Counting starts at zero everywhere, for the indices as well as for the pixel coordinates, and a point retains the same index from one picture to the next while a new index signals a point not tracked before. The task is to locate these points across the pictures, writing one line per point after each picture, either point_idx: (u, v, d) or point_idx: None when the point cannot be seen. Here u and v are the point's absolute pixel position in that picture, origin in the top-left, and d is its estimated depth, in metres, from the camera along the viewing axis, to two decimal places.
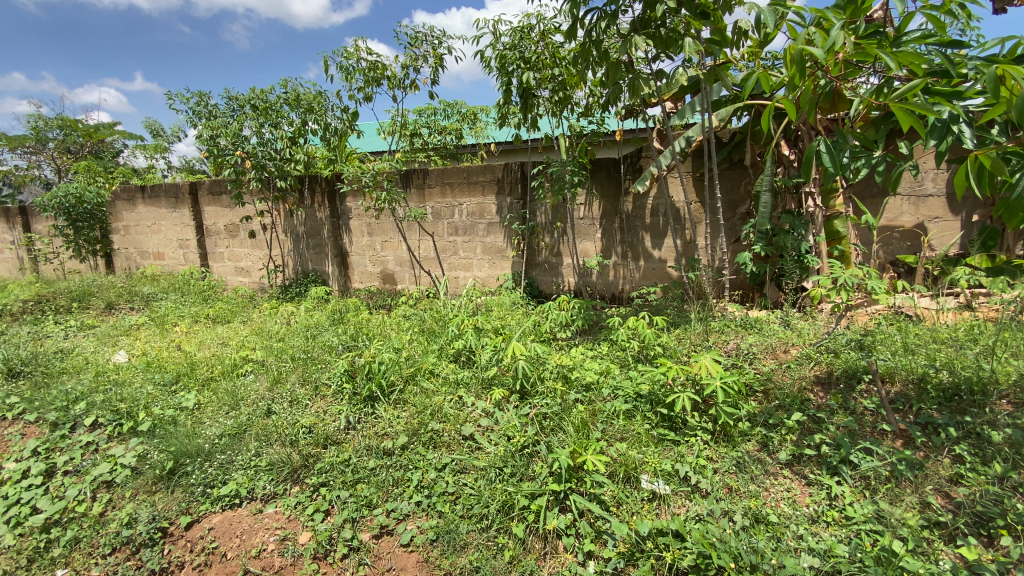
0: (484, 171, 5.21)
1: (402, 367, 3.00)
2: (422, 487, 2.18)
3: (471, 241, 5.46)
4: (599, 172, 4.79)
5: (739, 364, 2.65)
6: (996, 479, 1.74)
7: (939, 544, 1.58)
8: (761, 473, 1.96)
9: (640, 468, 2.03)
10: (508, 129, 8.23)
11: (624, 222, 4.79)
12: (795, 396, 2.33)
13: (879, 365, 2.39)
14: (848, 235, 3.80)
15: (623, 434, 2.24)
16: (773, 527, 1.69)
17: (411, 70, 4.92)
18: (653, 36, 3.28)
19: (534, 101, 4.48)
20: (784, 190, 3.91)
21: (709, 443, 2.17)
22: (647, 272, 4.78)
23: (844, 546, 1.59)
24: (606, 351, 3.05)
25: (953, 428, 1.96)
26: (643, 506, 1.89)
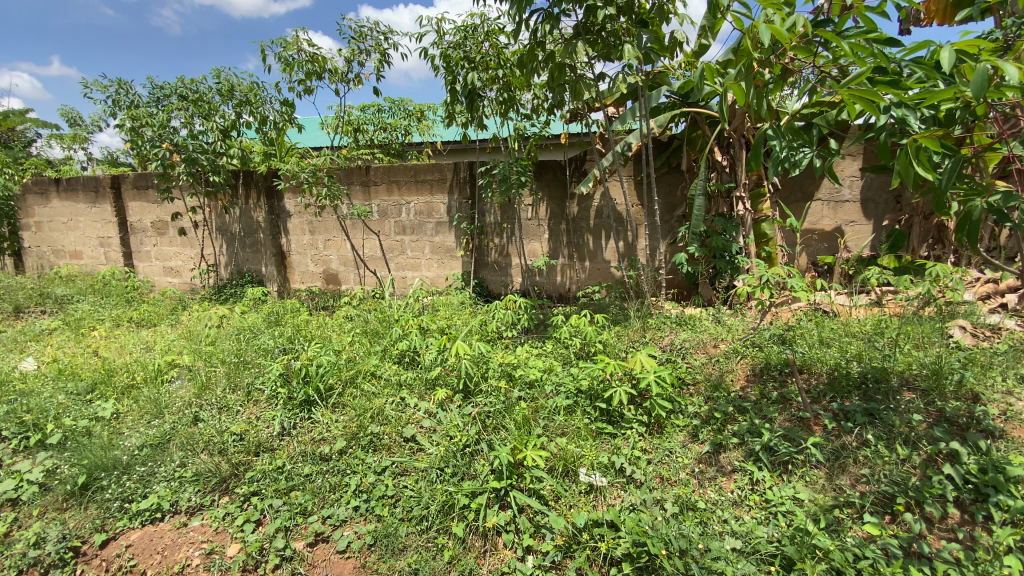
0: (432, 170, 5.15)
1: (342, 370, 2.92)
2: (361, 491, 2.12)
3: (418, 240, 5.38)
4: (545, 174, 4.84)
5: (674, 359, 2.77)
6: (899, 460, 1.90)
7: (848, 522, 1.71)
8: (692, 462, 2.06)
9: (578, 461, 2.08)
10: (456, 128, 8.18)
11: (570, 223, 4.87)
12: (724, 389, 2.46)
13: (798, 357, 2.57)
14: (775, 237, 4.05)
15: (563, 429, 2.29)
16: (700, 513, 1.78)
17: (353, 64, 4.79)
18: (595, 42, 3.35)
19: (480, 101, 4.48)
20: (717, 194, 4.13)
21: (644, 435, 2.26)
22: (592, 273, 4.89)
23: (763, 527, 1.69)
24: (549, 349, 3.10)
25: (861, 414, 2.13)
26: (581, 499, 1.94)
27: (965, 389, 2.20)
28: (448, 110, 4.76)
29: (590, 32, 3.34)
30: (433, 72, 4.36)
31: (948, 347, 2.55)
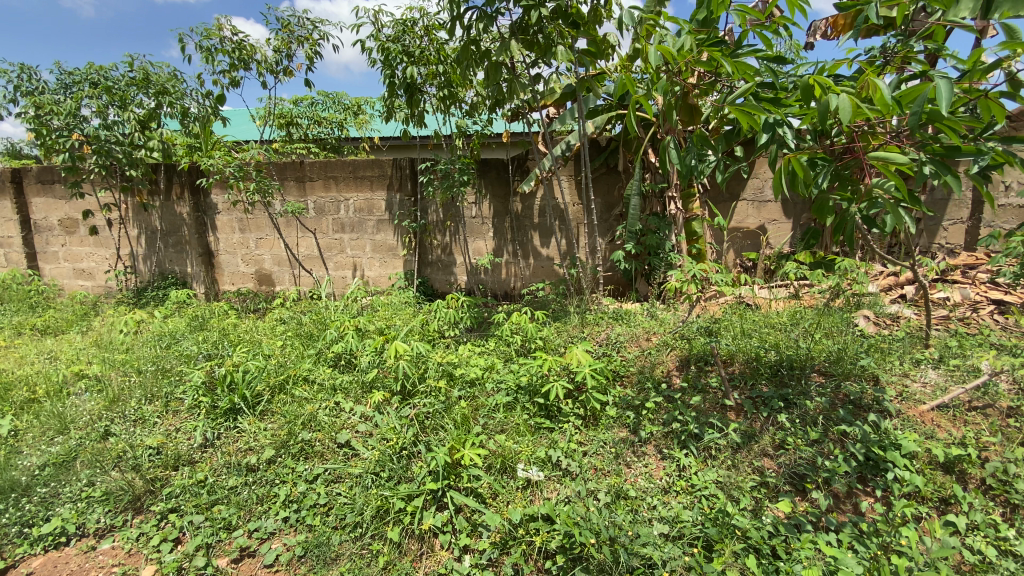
0: (371, 166, 5.00)
1: (271, 375, 2.78)
2: (290, 502, 2.03)
3: (359, 238, 5.22)
4: (488, 172, 4.84)
5: (609, 353, 2.86)
6: (810, 441, 2.04)
7: (764, 501, 1.82)
8: (625, 453, 2.12)
9: (515, 457, 2.09)
10: (396, 124, 8.00)
11: (514, 221, 4.90)
12: (656, 380, 2.56)
13: (723, 348, 2.71)
14: (704, 235, 4.26)
15: (502, 426, 2.30)
16: (631, 501, 1.84)
17: (284, 55, 4.57)
18: (531, 42, 3.38)
19: (420, 97, 4.41)
20: (651, 194, 4.29)
21: (580, 428, 2.31)
22: (536, 270, 4.94)
23: (688, 511, 1.77)
24: (491, 347, 3.09)
25: (777, 400, 2.28)
26: (518, 495, 1.95)
27: (867, 373, 2.41)
28: (387, 105, 4.64)
29: (525, 32, 3.36)
30: (370, 65, 4.23)
31: (854, 335, 2.78)
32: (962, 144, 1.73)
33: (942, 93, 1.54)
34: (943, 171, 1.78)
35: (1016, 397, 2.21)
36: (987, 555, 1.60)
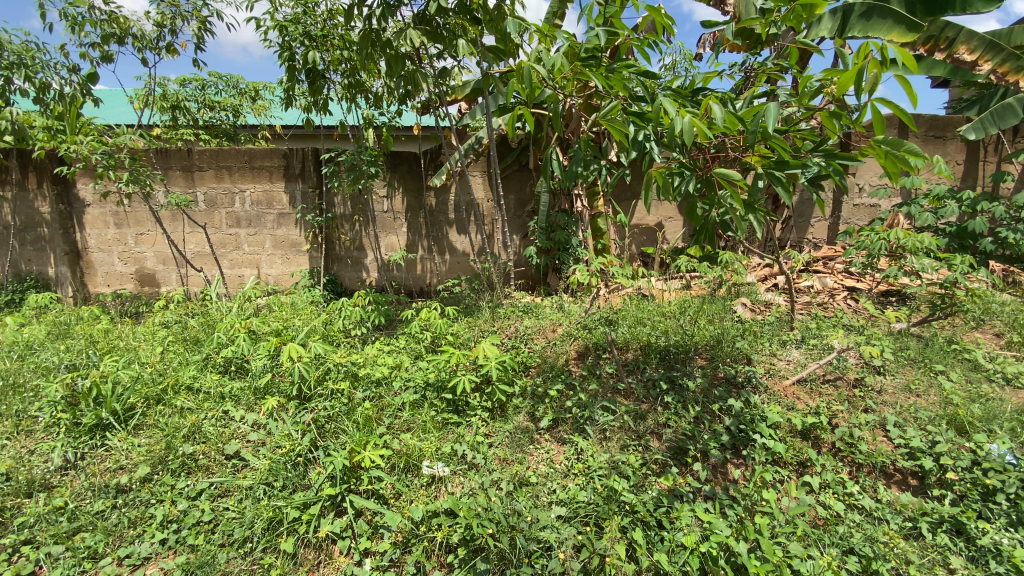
0: (270, 155, 4.68)
1: (147, 385, 2.52)
2: (169, 522, 1.86)
3: (256, 233, 4.87)
4: (400, 165, 4.73)
5: (517, 346, 2.93)
6: (692, 417, 2.24)
7: (651, 476, 1.95)
8: (527, 441, 2.18)
9: (420, 455, 2.07)
10: (298, 112, 7.53)
11: (428, 217, 4.85)
12: (559, 369, 2.67)
13: (619, 336, 2.88)
14: (607, 231, 4.48)
15: (408, 425, 2.26)
16: (533, 488, 1.90)
17: (166, 30, 4.13)
18: (434, 34, 3.33)
19: (323, 84, 4.19)
20: (560, 191, 4.42)
21: (487, 420, 2.33)
22: (452, 266, 4.95)
23: (584, 492, 1.86)
24: (399, 345, 3.02)
25: (666, 382, 2.46)
26: (421, 492, 1.93)
27: (741, 354, 2.68)
28: (286, 91, 4.35)
29: (426, 23, 3.32)
30: (267, 47, 3.94)
31: (733, 321, 3.08)
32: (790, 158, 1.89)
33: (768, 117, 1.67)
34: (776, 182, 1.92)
35: (859, 370, 2.56)
36: (836, 508, 1.85)
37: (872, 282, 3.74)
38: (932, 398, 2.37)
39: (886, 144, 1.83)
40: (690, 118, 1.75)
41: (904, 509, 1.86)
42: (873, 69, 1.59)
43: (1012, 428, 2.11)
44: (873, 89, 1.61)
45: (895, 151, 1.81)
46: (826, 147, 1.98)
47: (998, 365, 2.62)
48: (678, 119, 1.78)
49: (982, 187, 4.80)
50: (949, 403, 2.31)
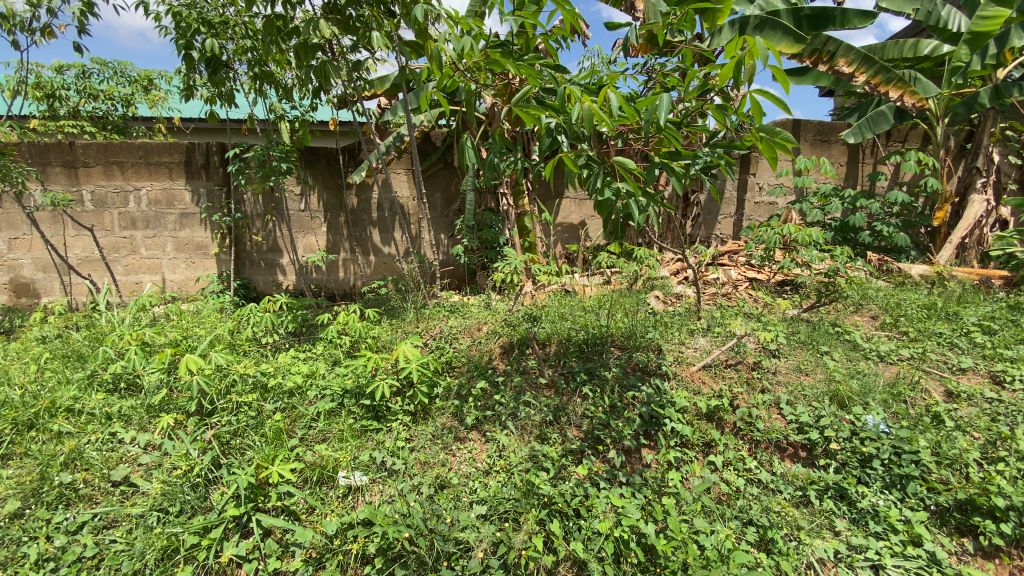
0: (169, 150, 4.30)
1: (16, 410, 2.22)
2: (44, 562, 1.65)
3: (156, 235, 4.45)
4: (318, 161, 4.54)
5: (441, 346, 2.90)
6: (609, 406, 2.32)
7: (570, 466, 2.00)
8: (450, 440, 2.17)
9: (336, 465, 1.98)
10: (200, 104, 6.98)
11: (350, 215, 4.69)
12: (483, 366, 2.67)
13: (541, 332, 2.94)
14: (533, 229, 4.54)
15: (324, 435, 2.16)
16: (454, 489, 1.88)
17: (33, 7, 3.64)
18: (345, 24, 3.17)
19: (225, 73, 3.89)
20: (486, 190, 4.42)
21: (409, 424, 2.28)
22: (377, 267, 4.84)
23: (504, 488, 1.87)
24: (316, 351, 2.88)
25: (584, 374, 2.53)
26: (337, 504, 1.86)
27: (653, 344, 2.83)
28: (183, 80, 3.99)
29: (338, 14, 3.13)
30: (159, 32, 3.59)
31: (647, 313, 3.25)
32: (681, 148, 1.99)
33: (664, 108, 1.70)
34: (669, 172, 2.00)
35: (757, 354, 2.79)
36: (737, 483, 2.00)
37: (770, 273, 4.07)
38: (818, 375, 2.62)
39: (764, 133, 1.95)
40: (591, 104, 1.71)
41: (795, 479, 2.03)
42: (748, 62, 1.67)
43: (883, 400, 2.38)
44: (749, 81, 1.69)
45: (770, 139, 1.94)
46: (719, 142, 2.12)
47: (873, 344, 2.95)
48: (580, 104, 1.75)
49: (861, 186, 5.38)
50: (832, 379, 2.57)
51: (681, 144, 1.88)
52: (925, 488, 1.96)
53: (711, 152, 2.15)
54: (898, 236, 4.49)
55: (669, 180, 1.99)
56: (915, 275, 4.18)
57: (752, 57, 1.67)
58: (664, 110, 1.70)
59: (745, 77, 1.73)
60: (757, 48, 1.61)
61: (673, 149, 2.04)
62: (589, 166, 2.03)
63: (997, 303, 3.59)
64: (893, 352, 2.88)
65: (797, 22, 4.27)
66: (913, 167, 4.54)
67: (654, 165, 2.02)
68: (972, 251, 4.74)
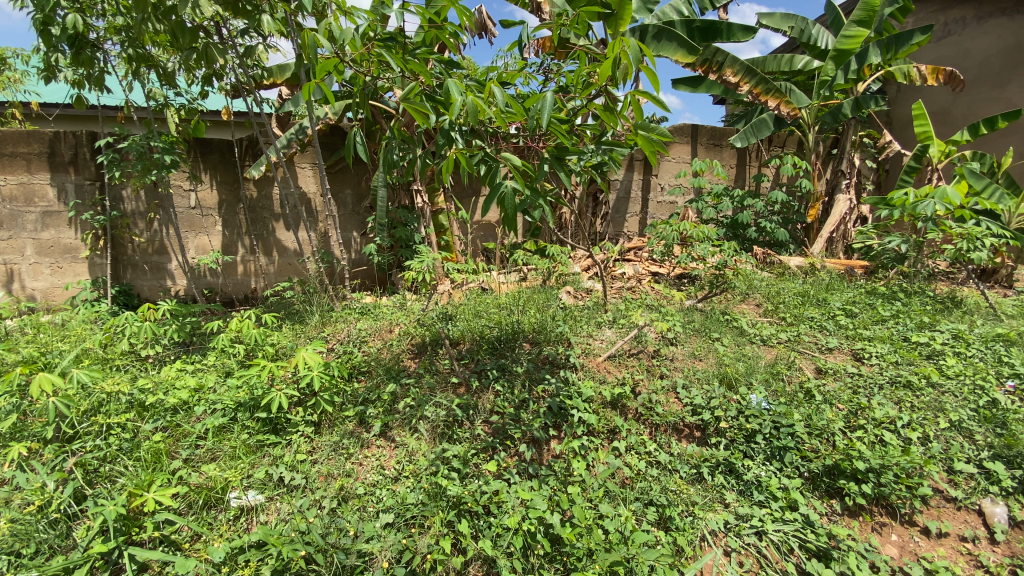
0: (27, 140, 3.75)
1: None
2: None
3: (12, 237, 3.86)
4: (212, 154, 4.18)
5: (349, 350, 2.79)
6: (519, 401, 2.36)
7: (480, 464, 2.00)
8: (355, 450, 2.08)
9: (227, 486, 1.84)
10: (66, 88, 6.17)
11: (249, 212, 4.36)
12: (392, 369, 2.60)
13: (454, 331, 2.93)
14: (449, 227, 4.49)
15: (212, 455, 2.00)
16: (359, 500, 1.81)
17: None
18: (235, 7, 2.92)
19: (93, 53, 3.44)
20: (399, 187, 4.32)
21: (311, 435, 2.16)
22: (281, 268, 4.55)
23: (412, 493, 1.83)
24: (206, 363, 2.66)
25: (496, 372, 2.55)
26: (228, 527, 1.72)
27: (563, 338, 2.91)
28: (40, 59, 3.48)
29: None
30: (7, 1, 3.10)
31: (558, 308, 3.36)
32: (569, 144, 2.02)
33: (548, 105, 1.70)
34: (558, 167, 2.08)
35: (657, 343, 2.98)
36: (638, 467, 2.11)
37: (670, 267, 4.35)
38: (710, 359, 2.84)
39: (643, 129, 2.00)
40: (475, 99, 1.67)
41: (691, 458, 2.18)
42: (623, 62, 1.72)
43: (764, 379, 2.63)
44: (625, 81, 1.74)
45: (649, 137, 2.00)
46: (605, 138, 2.18)
47: (756, 329, 3.26)
48: (465, 100, 1.70)
49: (748, 186, 5.91)
50: (722, 362, 2.80)
51: (566, 141, 1.91)
52: (800, 457, 2.17)
53: (598, 149, 2.23)
54: (778, 231, 4.98)
55: (559, 176, 2.06)
56: (793, 266, 4.66)
57: (626, 57, 1.72)
58: (546, 110, 1.71)
59: (621, 76, 1.77)
60: (630, 49, 1.65)
61: (563, 146, 2.06)
62: (487, 164, 1.98)
63: (858, 289, 4.09)
64: (773, 336, 3.19)
65: (690, 33, 4.58)
66: (790, 169, 5.06)
67: (545, 162, 2.08)
68: (839, 244, 5.36)
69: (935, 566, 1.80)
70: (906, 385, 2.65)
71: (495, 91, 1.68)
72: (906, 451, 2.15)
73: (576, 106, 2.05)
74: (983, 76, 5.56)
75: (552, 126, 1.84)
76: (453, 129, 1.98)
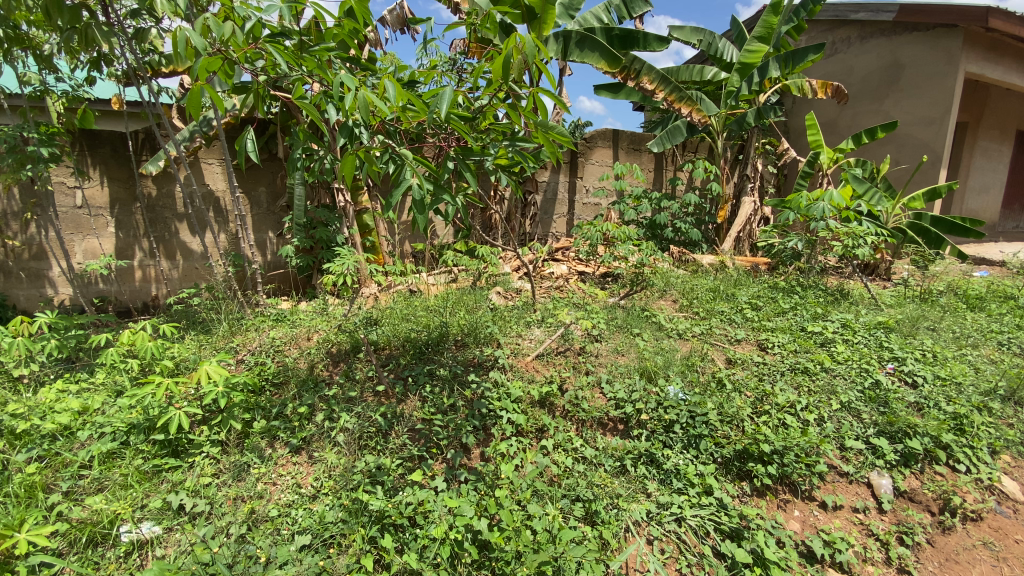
0: None
1: None
2: None
3: None
4: (101, 147, 3.76)
5: (261, 360, 2.61)
6: (446, 406, 2.32)
7: (404, 474, 1.94)
8: (267, 469, 1.95)
9: (117, 519, 1.66)
10: None
11: (147, 211, 3.97)
12: (310, 380, 2.47)
13: (379, 336, 2.84)
14: (374, 228, 4.34)
15: (99, 485, 1.78)
16: (271, 522, 1.70)
17: None
18: None
19: None
20: (318, 185, 4.17)
21: (216, 456, 1.99)
22: (186, 272, 4.18)
23: (331, 510, 1.74)
24: (93, 382, 2.39)
25: (422, 377, 2.50)
26: (118, 566, 1.55)
27: (491, 339, 2.91)
28: None
29: None
30: None
31: (486, 308, 3.36)
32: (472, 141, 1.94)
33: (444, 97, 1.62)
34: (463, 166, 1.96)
35: (582, 340, 3.06)
36: (565, 463, 2.14)
37: (595, 266, 4.47)
38: (631, 354, 2.95)
39: (545, 127, 1.96)
40: (365, 93, 1.58)
41: (615, 451, 2.25)
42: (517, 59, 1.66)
43: (681, 371, 2.77)
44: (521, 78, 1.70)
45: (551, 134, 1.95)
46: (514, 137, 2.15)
47: (673, 324, 3.43)
48: (356, 95, 1.60)
49: (664, 188, 6.23)
50: (642, 356, 2.92)
51: (468, 139, 1.86)
52: (713, 443, 2.30)
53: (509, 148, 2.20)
54: (692, 231, 5.29)
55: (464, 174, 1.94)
56: (705, 264, 4.96)
57: (520, 52, 1.67)
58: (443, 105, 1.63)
59: (516, 72, 1.72)
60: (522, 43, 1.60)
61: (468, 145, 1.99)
62: (393, 162, 1.91)
63: (762, 284, 4.43)
64: (688, 330, 3.37)
65: (609, 40, 4.75)
66: (701, 173, 5.39)
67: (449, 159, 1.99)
68: (746, 243, 5.74)
69: (833, 537, 1.97)
70: (803, 370, 2.91)
71: (388, 85, 1.62)
72: (805, 432, 2.34)
73: (488, 108, 2.02)
74: (864, 91, 6.25)
75: (453, 123, 1.76)
76: (359, 127, 1.88)
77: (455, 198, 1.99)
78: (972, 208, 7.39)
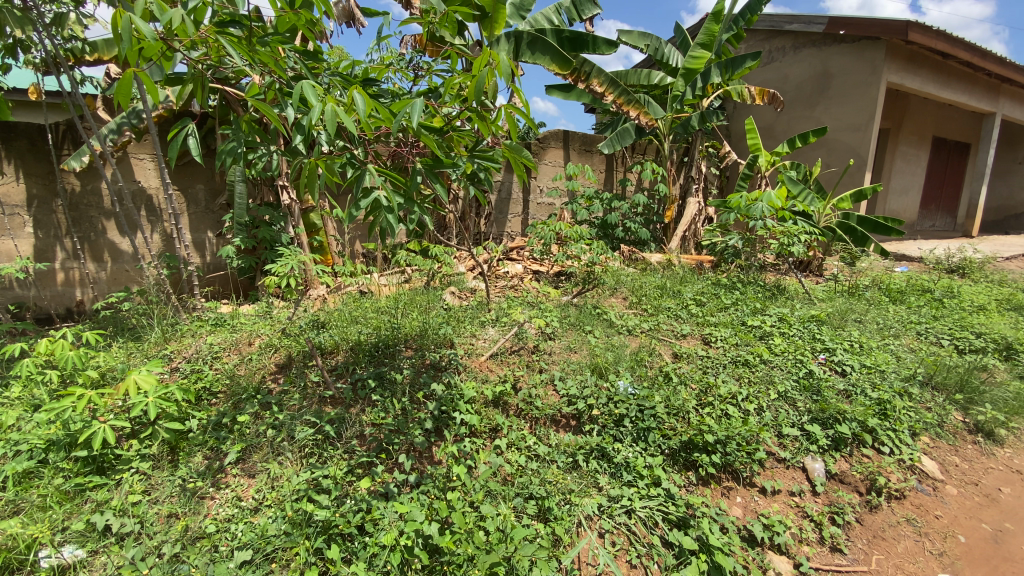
0: None
1: None
2: None
3: None
4: (15, 140, 3.46)
5: (198, 368, 2.48)
6: (398, 410, 2.28)
7: (353, 482, 1.89)
8: (206, 483, 1.85)
9: (34, 544, 1.53)
10: None
11: (70, 210, 3.68)
12: (252, 387, 2.37)
13: (327, 340, 2.76)
14: (323, 227, 4.21)
15: (13, 508, 1.65)
16: (210, 539, 1.62)
17: None
18: None
19: None
20: (261, 182, 4.00)
21: (148, 471, 1.88)
22: (115, 276, 3.90)
23: (274, 522, 1.68)
24: (5, 396, 2.20)
25: (373, 380, 2.44)
26: None
27: (445, 340, 2.88)
28: None
29: None
30: None
31: (439, 309, 3.33)
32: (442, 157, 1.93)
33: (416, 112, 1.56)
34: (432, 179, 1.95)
35: (536, 338, 3.08)
36: (519, 462, 2.15)
37: (549, 265, 4.51)
38: (583, 352, 3.00)
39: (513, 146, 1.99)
40: (335, 106, 1.48)
41: (568, 448, 2.28)
42: (490, 75, 1.67)
43: (630, 366, 2.84)
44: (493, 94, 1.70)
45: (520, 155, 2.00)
46: (479, 151, 2.16)
47: (623, 320, 3.51)
48: (324, 107, 1.50)
49: (614, 189, 6.38)
50: (593, 353, 2.97)
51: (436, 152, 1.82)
52: (661, 435, 2.37)
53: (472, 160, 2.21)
54: (641, 231, 5.45)
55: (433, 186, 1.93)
56: (653, 262, 5.12)
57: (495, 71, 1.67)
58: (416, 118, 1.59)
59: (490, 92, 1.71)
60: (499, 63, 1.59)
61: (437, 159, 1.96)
62: (354, 170, 1.83)
63: (706, 281, 4.62)
64: (637, 326, 3.46)
65: (560, 42, 4.79)
66: (650, 174, 5.55)
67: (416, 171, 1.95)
68: (691, 242, 5.95)
69: (771, 521, 2.08)
70: (744, 362, 3.05)
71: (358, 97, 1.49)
72: (745, 422, 2.46)
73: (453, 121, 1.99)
74: (799, 98, 6.62)
75: (424, 137, 1.73)
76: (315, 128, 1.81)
77: (411, 200, 1.96)
78: (894, 209, 7.99)
